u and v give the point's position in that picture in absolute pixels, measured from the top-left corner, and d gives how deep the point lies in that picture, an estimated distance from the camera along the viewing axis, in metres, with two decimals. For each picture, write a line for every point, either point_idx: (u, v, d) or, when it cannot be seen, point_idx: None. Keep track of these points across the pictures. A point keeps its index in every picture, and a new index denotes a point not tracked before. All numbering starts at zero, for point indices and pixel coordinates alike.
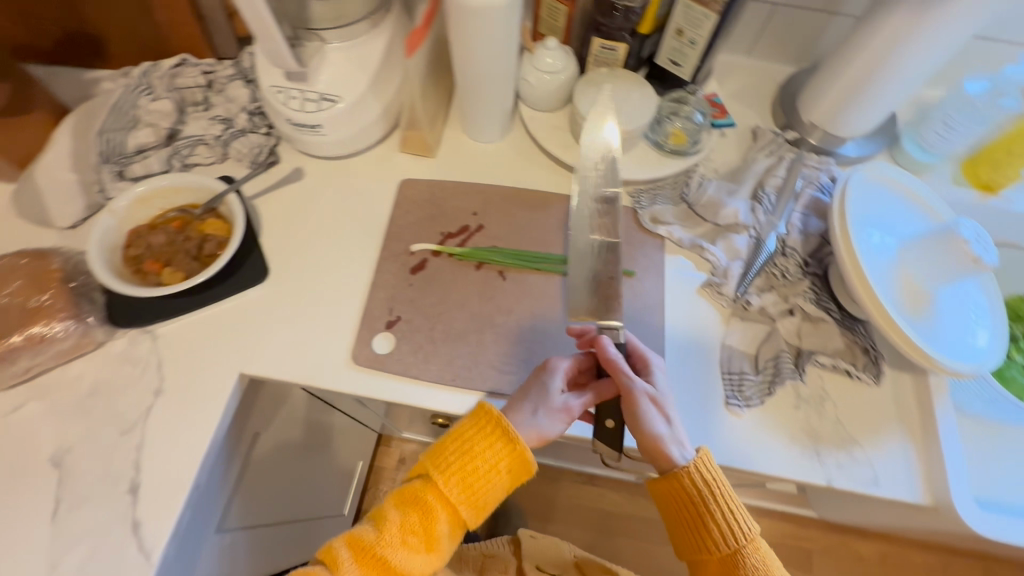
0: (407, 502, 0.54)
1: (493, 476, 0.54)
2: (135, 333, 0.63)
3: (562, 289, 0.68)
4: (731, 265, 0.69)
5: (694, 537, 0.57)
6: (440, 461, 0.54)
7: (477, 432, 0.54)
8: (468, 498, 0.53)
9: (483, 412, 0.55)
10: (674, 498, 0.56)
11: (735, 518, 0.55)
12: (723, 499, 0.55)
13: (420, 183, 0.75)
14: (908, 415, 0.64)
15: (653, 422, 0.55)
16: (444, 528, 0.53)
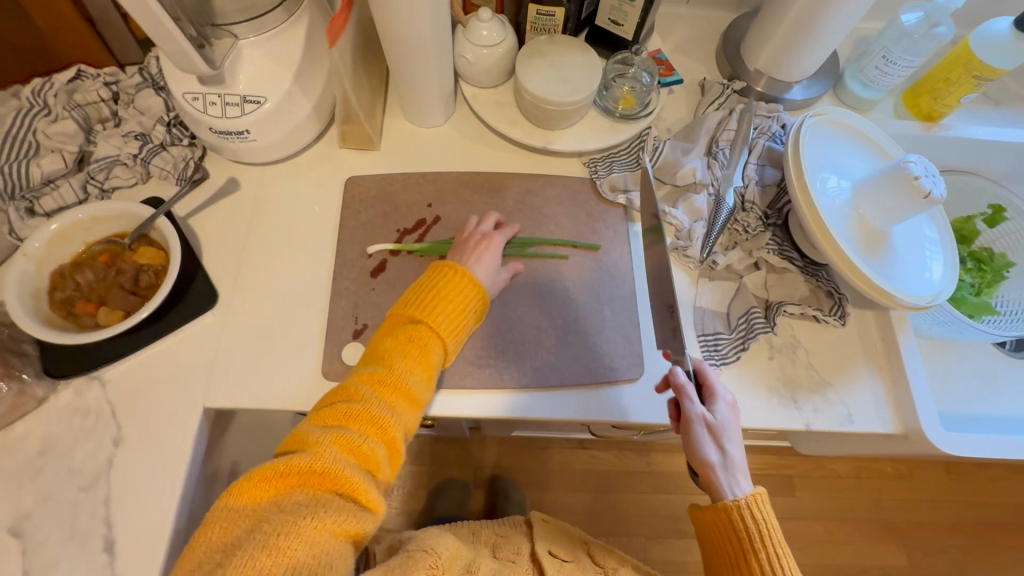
0: (396, 344, 0.54)
1: (471, 308, 0.58)
2: (80, 382, 0.58)
3: (530, 273, 0.67)
4: (694, 226, 0.69)
5: (730, 572, 0.53)
6: (424, 302, 0.56)
7: (445, 279, 0.57)
8: (446, 320, 0.56)
9: (445, 267, 0.59)
10: (719, 532, 0.53)
11: (778, 558, 0.52)
12: (772, 542, 0.52)
13: (367, 179, 0.71)
14: (874, 350, 0.67)
15: (704, 447, 0.53)
16: (437, 358, 0.55)
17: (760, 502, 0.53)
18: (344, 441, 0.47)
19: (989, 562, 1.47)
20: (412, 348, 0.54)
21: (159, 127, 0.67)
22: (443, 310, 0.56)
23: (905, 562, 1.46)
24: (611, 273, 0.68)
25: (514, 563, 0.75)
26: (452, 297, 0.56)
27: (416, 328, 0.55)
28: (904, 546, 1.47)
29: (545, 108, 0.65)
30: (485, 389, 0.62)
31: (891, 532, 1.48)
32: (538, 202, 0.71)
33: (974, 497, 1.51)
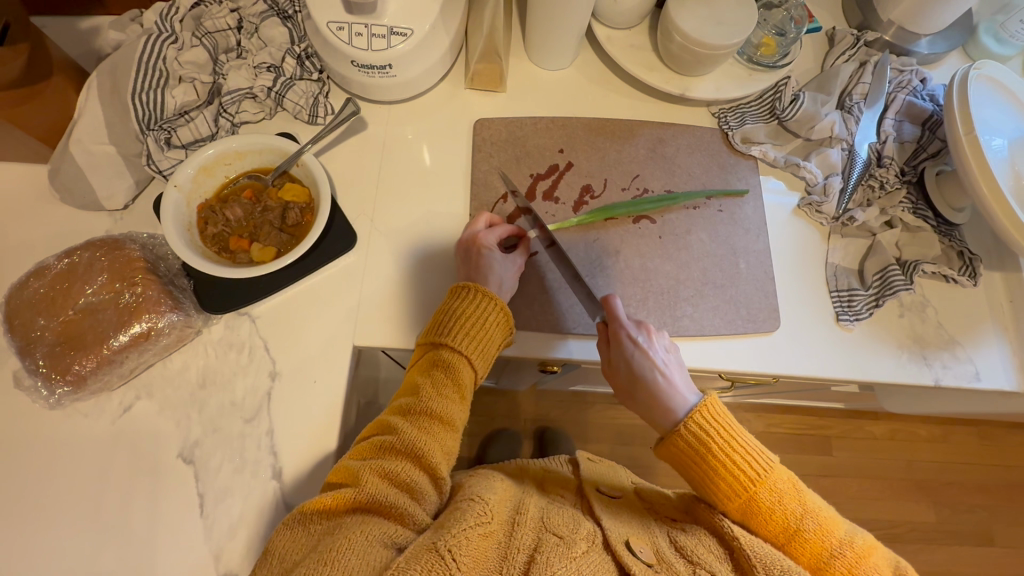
0: (424, 374, 0.53)
1: (494, 327, 0.55)
2: (232, 317, 0.59)
3: (663, 223, 0.67)
4: (830, 181, 0.68)
5: (708, 489, 0.52)
6: (441, 328, 0.54)
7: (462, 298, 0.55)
8: (468, 341, 0.54)
9: (459, 291, 0.56)
10: (684, 459, 0.53)
11: (744, 456, 0.52)
12: (734, 442, 0.52)
13: (496, 122, 0.69)
14: (1001, 310, 0.67)
15: (627, 383, 0.57)
16: (466, 380, 0.53)
17: (711, 407, 0.54)
18: (381, 469, 0.47)
19: (1014, 522, 1.53)
20: (438, 375, 0.53)
21: (290, 60, 0.65)
22: (472, 334, 0.54)
23: (931, 518, 1.53)
24: (745, 226, 0.67)
25: (561, 498, 0.58)
26: (479, 317, 0.54)
27: (440, 353, 0.53)
28: (932, 503, 1.53)
29: (695, 50, 0.63)
30: None
31: (920, 491, 1.54)
32: (669, 152, 0.70)
33: (1003, 461, 1.57)
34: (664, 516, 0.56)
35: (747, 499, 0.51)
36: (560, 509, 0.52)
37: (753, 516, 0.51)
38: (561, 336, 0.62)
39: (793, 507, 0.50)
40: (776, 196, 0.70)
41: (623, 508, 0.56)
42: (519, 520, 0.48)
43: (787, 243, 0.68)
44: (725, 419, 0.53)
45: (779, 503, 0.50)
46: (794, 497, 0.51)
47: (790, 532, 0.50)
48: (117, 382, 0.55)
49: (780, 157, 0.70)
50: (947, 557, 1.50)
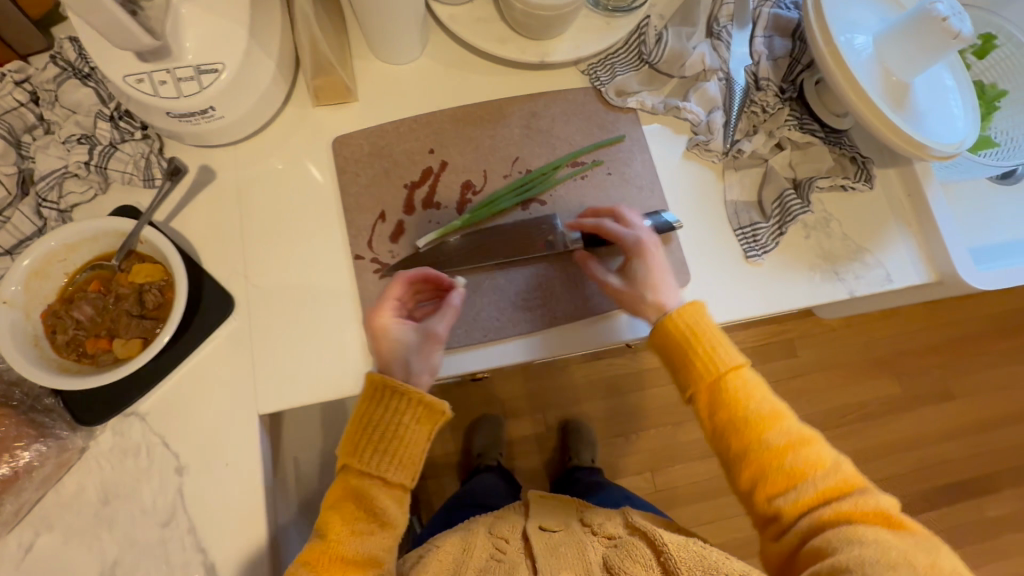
0: (338, 502, 0.48)
1: (405, 433, 0.48)
2: (118, 422, 0.54)
3: (554, 201, 0.63)
4: (713, 117, 0.65)
5: (685, 374, 0.53)
6: (350, 446, 0.49)
7: (368, 402, 0.49)
8: (380, 456, 0.48)
9: (371, 386, 0.49)
10: (670, 343, 0.54)
11: (722, 346, 0.53)
12: (715, 335, 0.53)
13: (355, 136, 0.64)
14: (901, 207, 0.67)
15: (643, 291, 0.56)
16: (386, 502, 0.48)
17: (697, 311, 0.54)
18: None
19: (970, 373, 1.63)
20: (352, 504, 0.48)
21: (102, 124, 0.57)
22: (395, 447, 0.48)
23: (899, 389, 1.61)
24: (637, 184, 0.65)
25: (503, 546, 0.62)
26: (399, 424, 0.48)
27: (354, 479, 0.49)
28: (897, 376, 1.61)
29: (536, 14, 0.58)
30: (540, 330, 0.60)
31: (884, 368, 1.61)
32: (545, 124, 0.66)
33: (957, 320, 1.64)
34: (601, 535, 0.61)
35: (718, 380, 0.52)
36: (500, 563, 0.58)
37: (720, 400, 0.52)
38: (475, 347, 0.59)
39: (760, 394, 0.51)
40: (663, 145, 0.67)
41: (562, 541, 0.60)
42: None
43: (683, 191, 0.66)
44: (707, 322, 0.54)
45: (748, 392, 0.51)
46: (765, 393, 0.52)
47: (750, 416, 0.50)
48: (7, 525, 0.50)
49: (658, 103, 0.67)
50: (920, 420, 1.59)
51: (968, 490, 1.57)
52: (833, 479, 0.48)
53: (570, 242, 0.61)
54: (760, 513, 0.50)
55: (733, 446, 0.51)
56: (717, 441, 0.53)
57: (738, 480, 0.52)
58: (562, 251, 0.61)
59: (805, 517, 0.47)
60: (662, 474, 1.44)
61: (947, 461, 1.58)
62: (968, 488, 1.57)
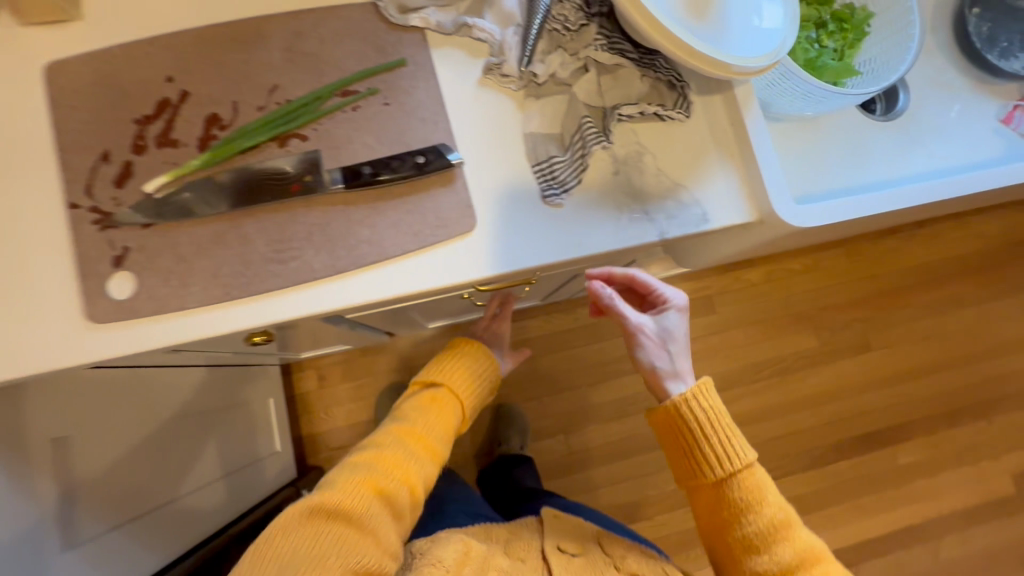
0: (405, 435, 0.60)
1: (467, 396, 0.68)
2: None
3: (319, 137, 0.55)
4: (506, 36, 0.57)
5: (685, 467, 0.59)
6: (430, 380, 0.68)
7: (449, 358, 0.70)
8: (443, 418, 0.64)
9: (461, 343, 0.72)
10: (673, 430, 0.58)
11: (732, 444, 0.56)
12: (723, 420, 0.57)
13: (76, 62, 0.53)
14: (725, 138, 0.60)
15: (654, 361, 0.59)
16: (430, 458, 0.61)
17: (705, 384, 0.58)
18: (351, 532, 0.50)
19: (906, 319, 1.55)
20: (410, 448, 0.59)
21: None
22: (448, 402, 0.66)
23: (832, 340, 1.52)
24: (420, 115, 0.56)
25: (522, 564, 0.60)
26: (465, 385, 0.69)
27: (416, 433, 0.61)
28: (832, 325, 1.53)
29: None
30: (297, 286, 0.52)
31: (818, 320, 1.52)
32: (313, 47, 0.56)
33: (886, 270, 1.55)
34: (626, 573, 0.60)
35: (721, 483, 0.57)
36: None
37: (722, 503, 0.57)
38: (219, 307, 0.51)
39: (762, 498, 0.55)
40: (455, 69, 0.58)
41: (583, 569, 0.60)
42: None
43: (476, 124, 0.57)
44: (718, 408, 0.57)
45: (749, 494, 0.56)
46: (767, 487, 0.56)
47: (742, 536, 0.55)
48: None
49: (446, 21, 0.58)
50: (853, 370, 1.52)
51: (901, 437, 1.51)
52: None
53: (329, 181, 0.53)
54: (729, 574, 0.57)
55: (723, 548, 0.57)
56: (710, 538, 0.58)
57: (718, 553, 0.58)
58: (322, 188, 0.53)
59: None
60: (576, 436, 1.37)
61: (881, 410, 1.51)
62: (900, 435, 1.51)
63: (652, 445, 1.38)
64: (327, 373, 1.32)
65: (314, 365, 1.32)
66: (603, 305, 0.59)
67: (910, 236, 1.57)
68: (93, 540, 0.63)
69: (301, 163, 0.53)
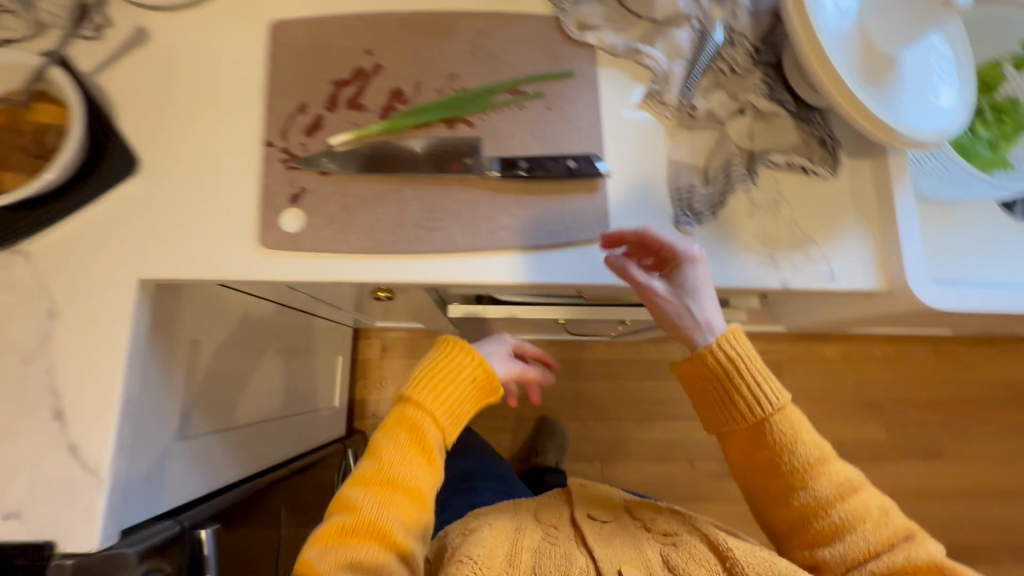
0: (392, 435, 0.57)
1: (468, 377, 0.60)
2: (3, 257, 0.55)
3: (482, 127, 0.60)
4: (673, 67, 0.60)
5: (719, 412, 0.56)
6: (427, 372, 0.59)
7: (446, 357, 0.60)
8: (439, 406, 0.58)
9: (451, 343, 0.61)
10: (701, 373, 0.55)
11: (762, 386, 0.54)
12: (752, 362, 0.54)
13: (296, 24, 0.62)
14: (866, 202, 0.60)
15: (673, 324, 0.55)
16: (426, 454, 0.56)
17: (736, 333, 0.55)
18: (371, 544, 0.50)
19: (988, 435, 1.44)
20: (395, 458, 0.55)
21: None
22: (443, 388, 0.59)
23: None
24: (575, 125, 0.60)
25: (555, 532, 0.60)
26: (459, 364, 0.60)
27: (407, 422, 0.57)
28: (905, 421, 1.44)
29: None
30: (437, 254, 0.57)
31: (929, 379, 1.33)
32: (494, 47, 0.62)
33: (974, 379, 1.45)
34: (656, 531, 0.59)
35: (758, 426, 0.54)
36: (553, 548, 0.57)
37: (759, 440, 0.54)
38: (366, 258, 0.57)
39: (800, 436, 0.53)
40: (616, 90, 0.62)
41: (615, 533, 0.59)
42: (515, 562, 0.53)
43: (625, 143, 0.61)
44: (747, 348, 0.54)
45: (790, 432, 0.53)
46: (802, 421, 0.55)
47: (787, 470, 0.53)
48: None
49: (619, 44, 0.62)
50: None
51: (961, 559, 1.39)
52: (880, 534, 0.51)
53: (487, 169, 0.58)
54: (748, 467, 0.55)
55: (771, 490, 0.54)
56: (749, 471, 0.55)
57: (756, 488, 0.55)
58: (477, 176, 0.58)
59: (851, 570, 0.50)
60: (614, 464, 1.36)
61: (945, 523, 1.40)
62: (962, 555, 1.39)
63: (688, 496, 1.35)
64: (390, 346, 1.38)
65: (379, 335, 1.38)
66: (637, 237, 0.54)
67: (1012, 348, 1.46)
68: (200, 437, 0.69)
69: (466, 150, 0.58)
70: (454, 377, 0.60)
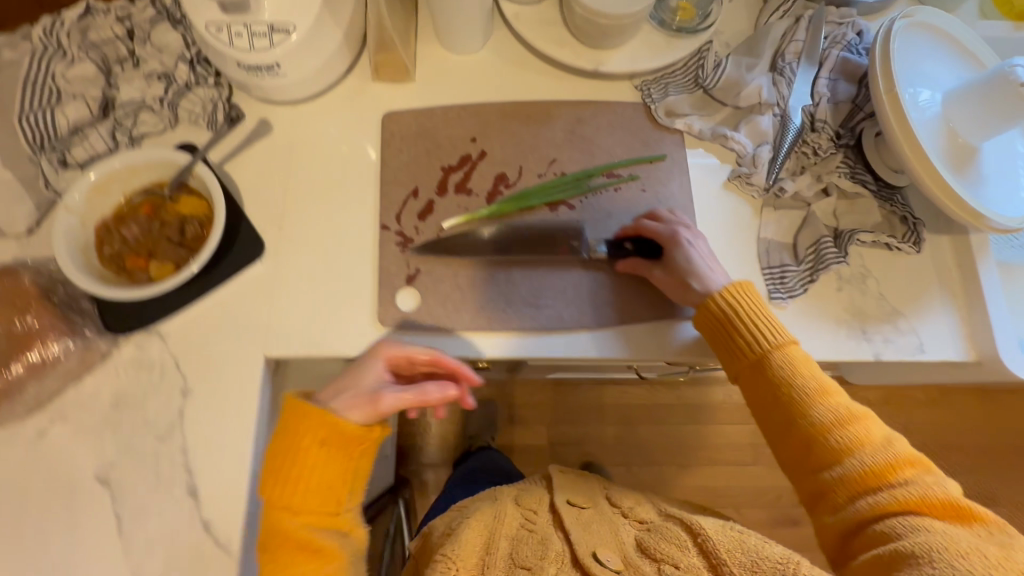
0: (284, 541, 0.49)
1: (353, 449, 0.51)
2: (140, 337, 0.58)
3: (582, 208, 0.64)
4: (760, 151, 0.64)
5: (726, 353, 0.56)
6: (285, 454, 0.50)
7: (300, 426, 0.50)
8: (318, 495, 0.51)
9: (296, 407, 0.51)
10: (710, 322, 0.57)
11: (763, 321, 0.55)
12: (757, 311, 0.56)
13: (406, 115, 0.67)
14: (949, 277, 0.63)
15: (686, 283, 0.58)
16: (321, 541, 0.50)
17: (743, 289, 0.57)
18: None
19: None
20: (300, 563, 0.49)
21: (182, 66, 0.62)
22: (316, 471, 0.50)
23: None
24: (668, 205, 0.64)
25: (533, 515, 0.62)
26: (319, 446, 0.50)
27: (294, 526, 0.50)
28: None
29: (599, 22, 0.59)
30: (545, 331, 0.60)
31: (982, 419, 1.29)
32: (589, 133, 0.66)
33: None
34: (632, 517, 0.62)
35: (759, 361, 0.54)
36: (531, 537, 0.58)
37: (764, 367, 0.54)
38: (478, 335, 0.60)
39: (803, 367, 0.53)
40: (705, 172, 0.66)
41: (593, 518, 0.61)
42: (490, 553, 0.55)
43: (716, 222, 0.64)
44: (752, 299, 0.56)
45: (791, 365, 0.53)
46: (806, 359, 0.54)
47: (792, 395, 0.52)
48: (30, 407, 0.56)
49: (706, 129, 0.66)
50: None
51: None
52: (887, 456, 0.49)
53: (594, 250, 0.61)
54: (809, 488, 0.52)
55: (779, 423, 0.53)
56: (794, 432, 0.52)
57: (812, 464, 0.51)
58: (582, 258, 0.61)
59: (864, 503, 0.48)
60: None
61: None
62: None
63: None
64: None
65: None
66: (637, 229, 0.61)
67: None
68: None
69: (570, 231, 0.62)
70: (344, 452, 0.51)
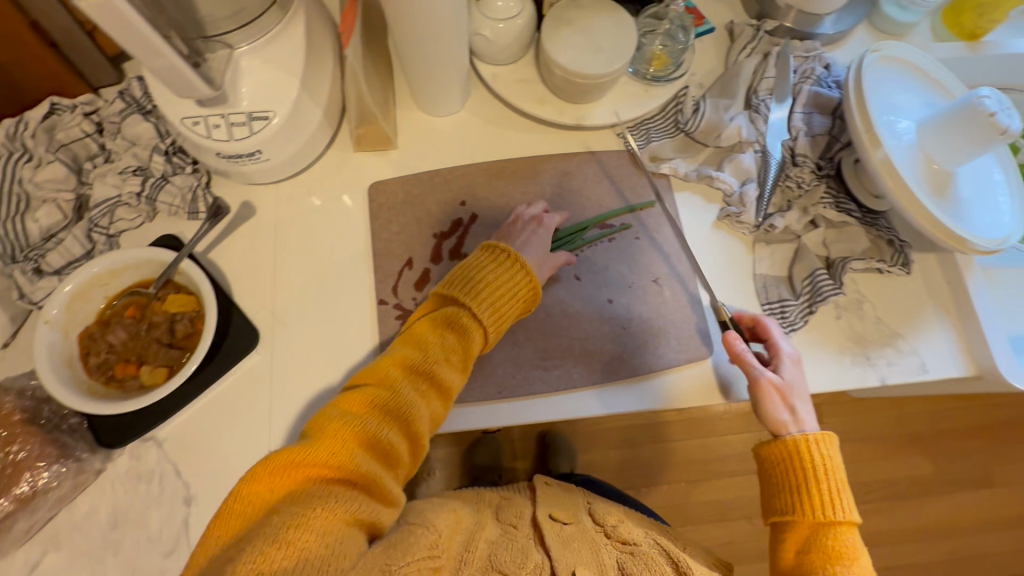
0: (378, 381, 0.48)
1: (508, 295, 0.53)
2: (135, 447, 0.55)
3: (579, 262, 0.64)
4: (746, 189, 0.65)
5: (779, 499, 0.51)
6: (471, 291, 0.52)
7: (496, 269, 0.53)
8: (434, 349, 0.50)
9: (493, 252, 0.54)
10: (778, 458, 0.52)
11: (838, 493, 0.49)
12: (836, 477, 0.50)
13: (392, 183, 0.66)
14: (940, 294, 0.65)
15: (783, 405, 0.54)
16: (416, 404, 0.48)
17: (827, 446, 0.51)
18: (329, 516, 0.39)
19: None
20: (392, 403, 0.47)
21: (157, 157, 0.60)
22: (481, 292, 0.52)
23: (953, 469, 1.31)
24: (664, 250, 0.65)
25: (513, 530, 0.55)
26: (496, 283, 0.52)
27: (394, 368, 0.49)
28: None
29: (579, 82, 0.60)
30: (556, 392, 0.59)
31: (967, 406, 1.33)
32: (576, 184, 0.67)
33: None
34: (615, 537, 0.56)
35: (815, 524, 0.49)
36: (510, 543, 0.52)
37: (818, 534, 0.48)
38: (488, 404, 0.59)
39: (860, 557, 0.47)
40: (694, 213, 0.67)
41: (574, 535, 0.55)
42: (467, 556, 0.48)
43: (711, 263, 0.65)
44: (835, 465, 0.50)
45: (849, 545, 0.47)
46: (867, 559, 0.47)
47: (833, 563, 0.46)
48: (23, 538, 0.52)
49: (691, 171, 0.66)
50: (977, 508, 1.29)
51: None
52: None
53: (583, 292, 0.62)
54: None
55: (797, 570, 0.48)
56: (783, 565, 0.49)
57: None
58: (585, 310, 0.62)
59: None
60: None
61: None
62: None
63: None
64: None
65: None
66: (756, 328, 0.58)
67: None
68: None
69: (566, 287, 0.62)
70: (510, 293, 0.53)
